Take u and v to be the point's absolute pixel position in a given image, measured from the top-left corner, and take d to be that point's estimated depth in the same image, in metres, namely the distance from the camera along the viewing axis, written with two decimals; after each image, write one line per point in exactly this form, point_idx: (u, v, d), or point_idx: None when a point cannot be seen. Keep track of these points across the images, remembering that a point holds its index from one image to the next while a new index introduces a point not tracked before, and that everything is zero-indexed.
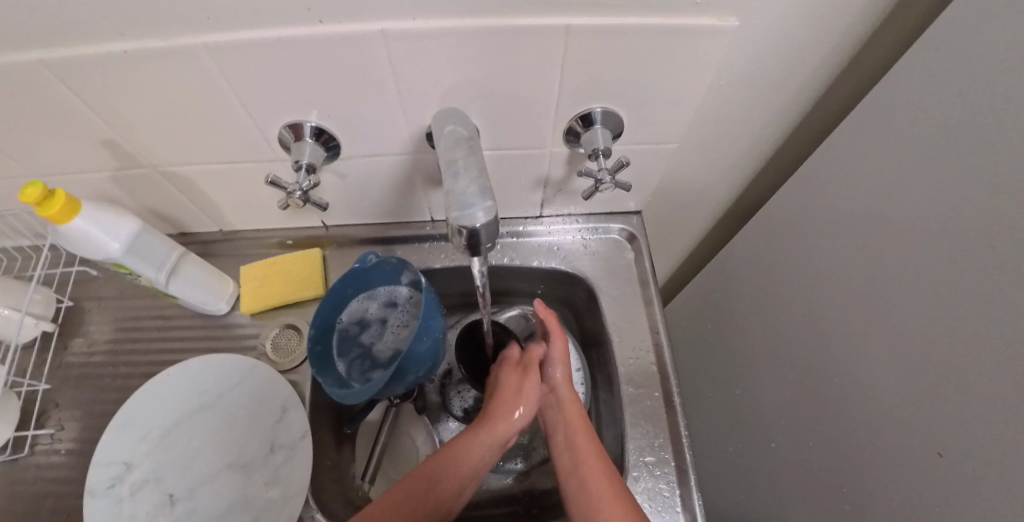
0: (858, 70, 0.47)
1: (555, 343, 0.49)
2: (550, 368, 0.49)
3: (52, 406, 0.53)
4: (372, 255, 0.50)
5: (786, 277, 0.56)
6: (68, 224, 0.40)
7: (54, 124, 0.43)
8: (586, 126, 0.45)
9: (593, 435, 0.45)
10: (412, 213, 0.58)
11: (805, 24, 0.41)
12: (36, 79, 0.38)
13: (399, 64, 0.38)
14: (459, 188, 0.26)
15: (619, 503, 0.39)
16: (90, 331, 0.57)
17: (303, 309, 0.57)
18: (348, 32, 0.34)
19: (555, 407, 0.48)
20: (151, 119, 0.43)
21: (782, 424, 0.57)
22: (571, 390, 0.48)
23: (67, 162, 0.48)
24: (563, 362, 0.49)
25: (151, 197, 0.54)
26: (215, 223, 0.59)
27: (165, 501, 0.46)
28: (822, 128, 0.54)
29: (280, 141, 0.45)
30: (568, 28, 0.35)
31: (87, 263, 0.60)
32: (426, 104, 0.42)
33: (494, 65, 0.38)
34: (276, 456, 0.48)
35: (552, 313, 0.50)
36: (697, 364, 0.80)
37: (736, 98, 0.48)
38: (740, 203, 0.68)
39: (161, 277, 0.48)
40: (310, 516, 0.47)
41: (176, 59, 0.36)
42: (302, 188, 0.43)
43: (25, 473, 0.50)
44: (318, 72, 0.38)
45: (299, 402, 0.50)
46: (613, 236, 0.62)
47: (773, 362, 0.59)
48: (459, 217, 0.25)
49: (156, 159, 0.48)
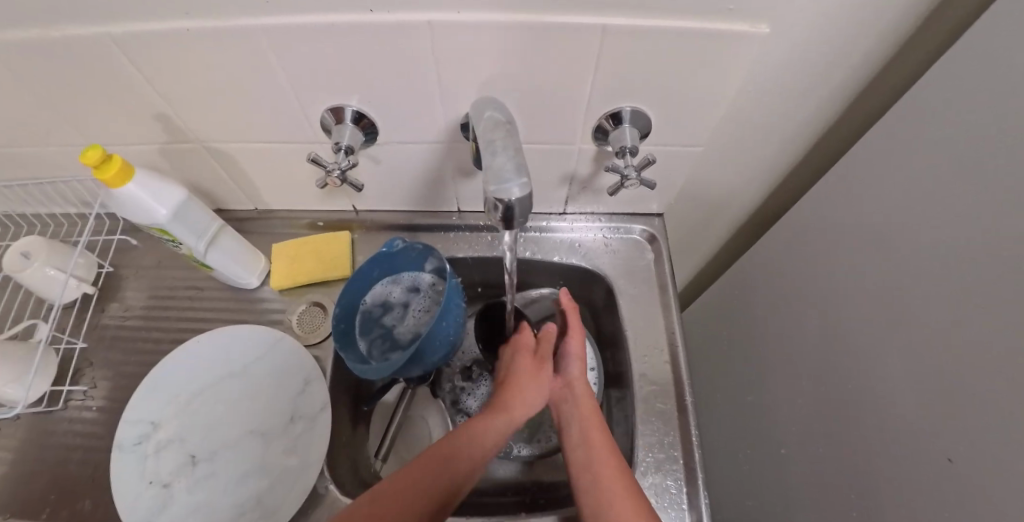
0: (887, 82, 0.48)
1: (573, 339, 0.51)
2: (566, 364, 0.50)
3: (86, 364, 0.56)
4: (400, 240, 0.53)
5: (805, 286, 0.56)
6: (121, 188, 0.42)
7: (114, 97, 0.46)
8: (615, 125, 0.46)
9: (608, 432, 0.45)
10: (440, 202, 0.60)
11: (835, 35, 0.42)
12: (103, 52, 0.40)
13: (441, 54, 0.39)
14: (497, 164, 0.28)
15: (631, 501, 0.39)
16: (126, 297, 0.60)
17: (330, 289, 0.60)
18: (394, 21, 0.36)
19: (570, 400, 0.48)
20: (203, 96, 0.45)
21: (795, 433, 0.57)
22: (586, 386, 0.49)
23: (121, 134, 0.51)
24: (579, 359, 0.50)
25: (194, 172, 0.57)
26: (252, 202, 0.62)
27: (188, 461, 0.48)
28: (848, 139, 0.54)
29: (322, 124, 0.47)
30: (605, 28, 0.37)
31: (129, 232, 0.63)
32: (463, 94, 0.44)
33: (531, 59, 0.40)
34: (295, 426, 0.50)
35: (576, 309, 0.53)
36: (710, 371, 0.80)
37: (762, 105, 0.49)
38: (761, 211, 0.68)
39: (200, 246, 0.50)
40: (324, 487, 0.48)
41: (232, 39, 0.38)
42: (340, 168, 0.45)
43: (58, 425, 0.53)
44: (364, 59, 0.40)
45: (320, 376, 0.52)
46: (634, 237, 0.62)
47: (788, 370, 0.59)
48: (496, 191, 0.27)
49: (203, 135, 0.51)
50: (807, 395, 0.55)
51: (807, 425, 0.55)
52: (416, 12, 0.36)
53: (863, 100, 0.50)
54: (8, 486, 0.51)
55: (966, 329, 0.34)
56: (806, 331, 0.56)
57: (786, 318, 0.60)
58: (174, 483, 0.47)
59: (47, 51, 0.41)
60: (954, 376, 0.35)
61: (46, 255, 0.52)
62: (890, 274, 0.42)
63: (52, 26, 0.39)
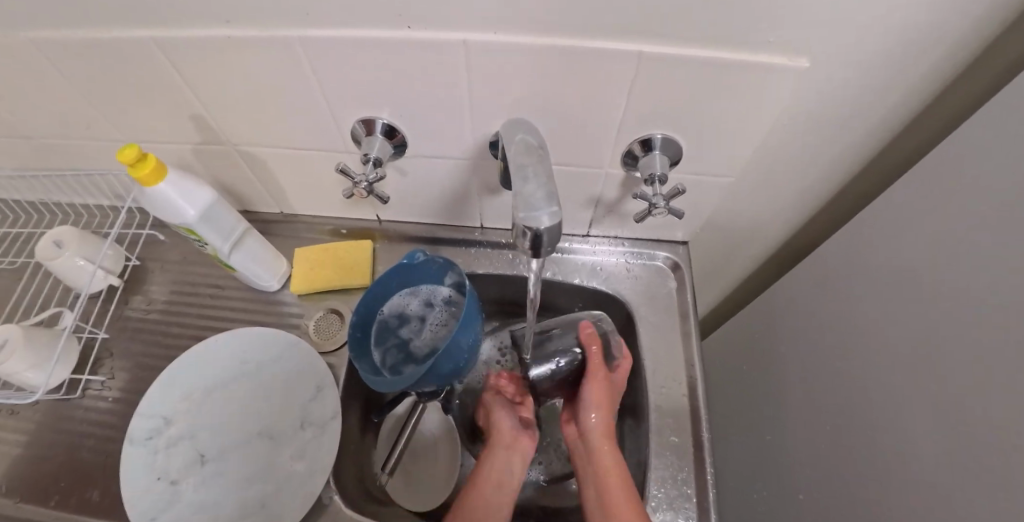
0: (928, 125, 0.46)
1: (592, 383, 0.48)
2: (584, 410, 0.48)
3: (107, 355, 0.57)
4: (421, 253, 0.52)
5: (831, 326, 0.54)
6: (154, 187, 0.43)
7: (154, 97, 0.47)
8: (645, 151, 0.46)
9: (626, 479, 0.45)
10: (463, 217, 0.60)
11: (877, 74, 0.40)
12: (146, 54, 0.42)
13: (475, 73, 0.39)
14: (528, 191, 0.26)
15: None
16: (150, 291, 0.61)
17: (348, 296, 0.60)
18: (431, 38, 0.36)
19: (587, 448, 0.48)
20: (239, 102, 0.46)
21: (816, 477, 0.55)
22: (603, 430, 0.47)
23: (159, 133, 0.52)
24: (599, 403, 0.48)
25: (224, 173, 0.58)
26: (278, 205, 0.63)
27: (196, 459, 0.49)
28: (885, 179, 0.53)
29: (353, 134, 0.48)
30: (641, 55, 0.36)
31: (157, 228, 0.65)
32: (494, 114, 0.44)
33: (564, 83, 0.40)
34: (305, 432, 0.50)
35: (597, 345, 0.49)
36: (729, 406, 0.77)
37: (797, 140, 0.48)
38: (790, 245, 0.66)
39: (226, 247, 0.51)
40: (329, 497, 0.48)
41: (272, 49, 0.39)
42: (368, 180, 0.45)
43: (75, 413, 0.54)
44: (398, 74, 0.40)
45: (333, 384, 0.52)
46: (657, 263, 0.61)
47: (812, 412, 0.57)
48: (524, 218, 0.26)
49: (236, 138, 0.52)
50: (830, 439, 0.53)
51: (830, 471, 0.53)
52: (454, 31, 0.36)
53: (900, 142, 0.49)
54: (22, 469, 0.51)
55: (1013, 387, 0.32)
56: (832, 373, 0.54)
57: (812, 358, 0.58)
58: (182, 480, 0.48)
59: (93, 50, 0.42)
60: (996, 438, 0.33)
61: (76, 246, 0.53)
62: (929, 323, 0.40)
63: (102, 28, 0.40)
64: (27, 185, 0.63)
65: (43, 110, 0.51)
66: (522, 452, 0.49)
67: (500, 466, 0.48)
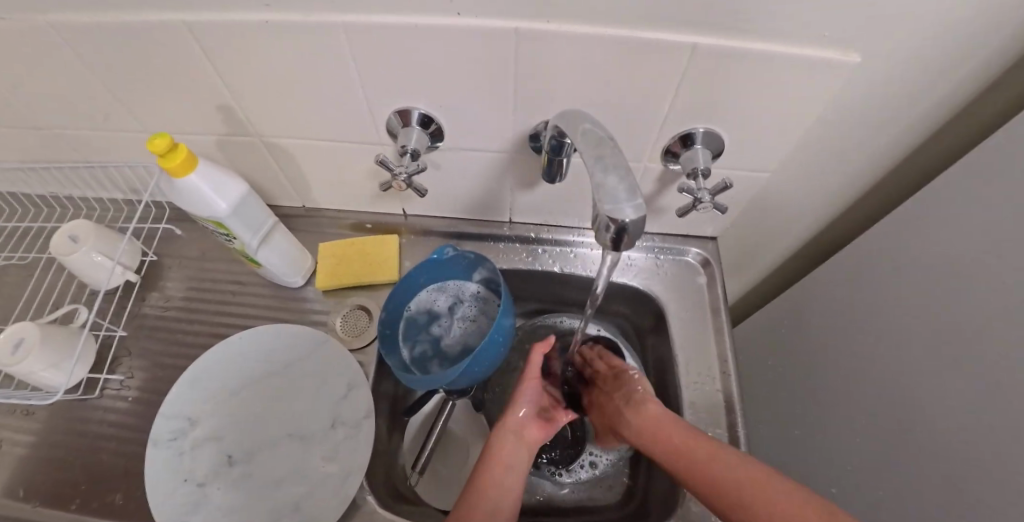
0: (967, 123, 0.46)
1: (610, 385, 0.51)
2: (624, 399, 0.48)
3: (124, 354, 0.55)
4: (451, 249, 0.52)
5: (864, 322, 0.54)
6: (182, 178, 0.41)
7: (178, 86, 0.45)
8: (686, 146, 0.46)
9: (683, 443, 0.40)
10: (493, 212, 0.59)
11: (924, 71, 0.40)
12: (173, 38, 0.40)
13: (523, 63, 0.38)
14: (609, 183, 0.25)
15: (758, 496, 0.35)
16: (166, 287, 0.59)
17: (374, 293, 0.59)
18: (481, 26, 0.35)
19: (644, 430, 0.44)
20: (271, 92, 0.45)
21: (850, 470, 0.55)
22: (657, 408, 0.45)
23: (182, 123, 0.50)
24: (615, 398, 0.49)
25: (247, 165, 0.56)
26: (301, 199, 0.61)
27: (223, 462, 0.48)
28: (923, 174, 0.53)
29: (388, 127, 0.46)
30: (696, 47, 0.36)
31: (174, 222, 0.63)
32: (539, 106, 0.43)
33: (614, 76, 0.39)
34: (335, 432, 0.49)
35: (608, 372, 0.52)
36: (756, 399, 0.78)
37: (837, 133, 0.48)
38: (818, 239, 0.67)
39: (254, 242, 0.49)
40: (362, 497, 0.47)
41: (311, 35, 0.37)
42: (406, 172, 0.44)
43: (92, 414, 0.52)
44: (442, 64, 0.39)
45: (363, 382, 0.51)
46: (686, 259, 0.61)
47: (845, 406, 0.57)
48: (610, 210, 0.25)
49: (262, 129, 0.50)
50: (865, 432, 0.54)
51: (863, 464, 0.53)
52: (503, 22, 0.35)
53: (935, 140, 0.49)
54: (38, 472, 0.49)
55: None
56: (867, 368, 0.54)
57: (843, 353, 0.58)
58: (210, 483, 0.46)
59: (117, 35, 0.40)
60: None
61: (93, 241, 0.51)
62: (967, 321, 0.41)
63: (117, 12, 0.38)
64: (37, 178, 0.61)
65: (39, 100, 0.50)
66: (527, 442, 0.46)
67: (509, 451, 0.45)
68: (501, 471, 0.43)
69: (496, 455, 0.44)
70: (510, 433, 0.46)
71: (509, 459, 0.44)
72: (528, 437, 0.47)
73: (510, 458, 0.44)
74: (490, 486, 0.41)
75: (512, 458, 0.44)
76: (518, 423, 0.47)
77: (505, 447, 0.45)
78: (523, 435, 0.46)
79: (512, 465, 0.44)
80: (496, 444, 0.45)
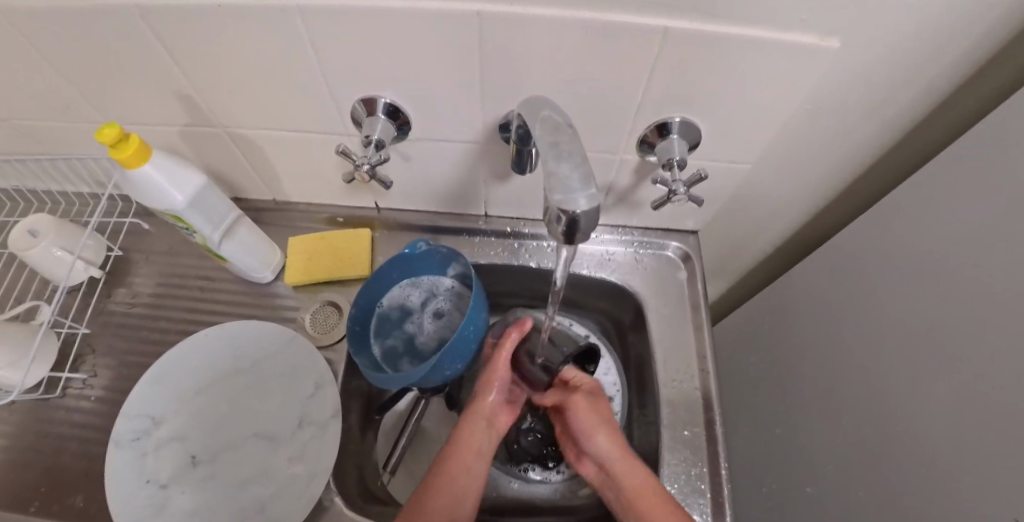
0: (954, 112, 0.45)
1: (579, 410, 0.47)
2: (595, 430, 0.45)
3: (88, 351, 0.54)
4: (423, 243, 0.50)
5: (845, 317, 0.53)
6: (137, 169, 0.40)
7: (132, 72, 0.43)
8: (662, 136, 0.44)
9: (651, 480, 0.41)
10: (468, 205, 0.58)
11: (909, 57, 0.39)
12: (122, 22, 0.37)
13: (488, 48, 0.37)
14: (562, 172, 0.24)
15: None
16: (134, 282, 0.58)
17: (346, 288, 0.57)
18: (440, 8, 0.33)
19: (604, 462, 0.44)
20: (231, 80, 0.43)
21: (829, 469, 0.54)
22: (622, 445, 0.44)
23: (142, 112, 0.49)
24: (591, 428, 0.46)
25: (214, 156, 0.54)
26: (273, 192, 0.60)
27: (187, 462, 0.46)
28: (909, 165, 0.51)
29: (353, 115, 0.45)
30: (668, 31, 0.34)
31: (141, 216, 0.61)
32: (509, 95, 0.41)
33: (583, 63, 0.37)
34: (302, 432, 0.48)
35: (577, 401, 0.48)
36: (738, 397, 0.77)
37: (819, 123, 0.47)
38: (802, 233, 0.65)
39: (217, 236, 0.48)
40: (329, 499, 0.45)
41: (263, 17, 0.35)
42: (370, 162, 0.43)
43: (55, 414, 0.51)
44: (406, 49, 0.37)
45: (332, 381, 0.49)
46: (666, 253, 0.60)
47: (826, 404, 0.56)
48: (560, 201, 0.23)
49: (225, 118, 0.48)
50: (845, 431, 0.52)
51: (842, 463, 0.52)
52: (462, 5, 0.33)
53: (922, 129, 0.48)
54: None
55: None
56: (848, 365, 0.53)
57: (824, 349, 0.57)
58: (173, 485, 0.45)
59: (59, 16, 0.38)
60: (1013, 439, 0.32)
61: (53, 236, 0.49)
62: (950, 316, 0.39)
63: None
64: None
65: None
66: (496, 428, 0.47)
67: (477, 438, 0.45)
68: (469, 457, 0.43)
69: (465, 439, 0.44)
70: (483, 418, 0.46)
71: (477, 447, 0.44)
72: (497, 424, 0.47)
73: (479, 446, 0.44)
74: (456, 478, 0.42)
75: (480, 445, 0.44)
76: (493, 411, 0.47)
77: (474, 434, 0.45)
78: (491, 423, 0.46)
79: (479, 454, 0.44)
80: (466, 428, 0.45)
